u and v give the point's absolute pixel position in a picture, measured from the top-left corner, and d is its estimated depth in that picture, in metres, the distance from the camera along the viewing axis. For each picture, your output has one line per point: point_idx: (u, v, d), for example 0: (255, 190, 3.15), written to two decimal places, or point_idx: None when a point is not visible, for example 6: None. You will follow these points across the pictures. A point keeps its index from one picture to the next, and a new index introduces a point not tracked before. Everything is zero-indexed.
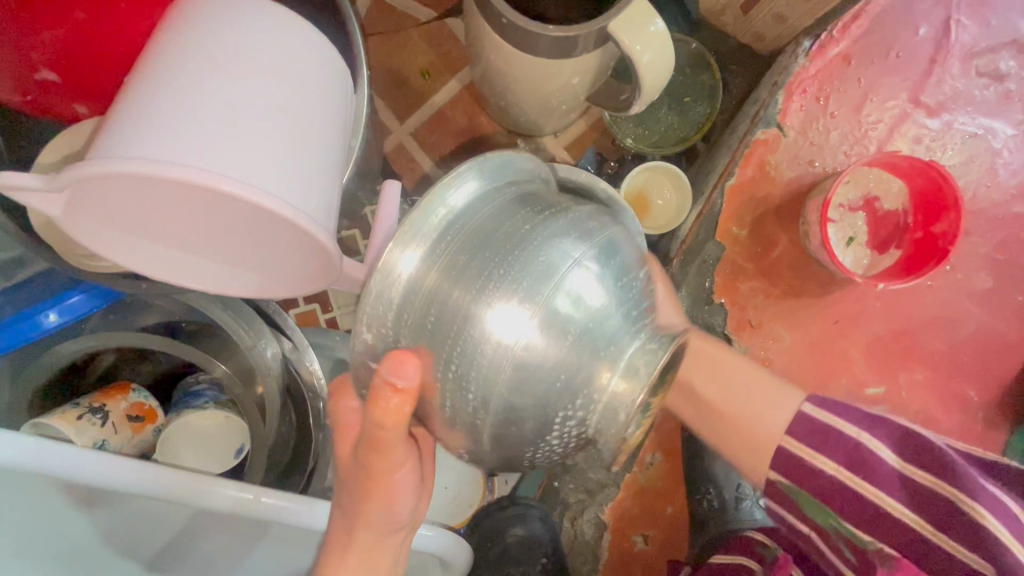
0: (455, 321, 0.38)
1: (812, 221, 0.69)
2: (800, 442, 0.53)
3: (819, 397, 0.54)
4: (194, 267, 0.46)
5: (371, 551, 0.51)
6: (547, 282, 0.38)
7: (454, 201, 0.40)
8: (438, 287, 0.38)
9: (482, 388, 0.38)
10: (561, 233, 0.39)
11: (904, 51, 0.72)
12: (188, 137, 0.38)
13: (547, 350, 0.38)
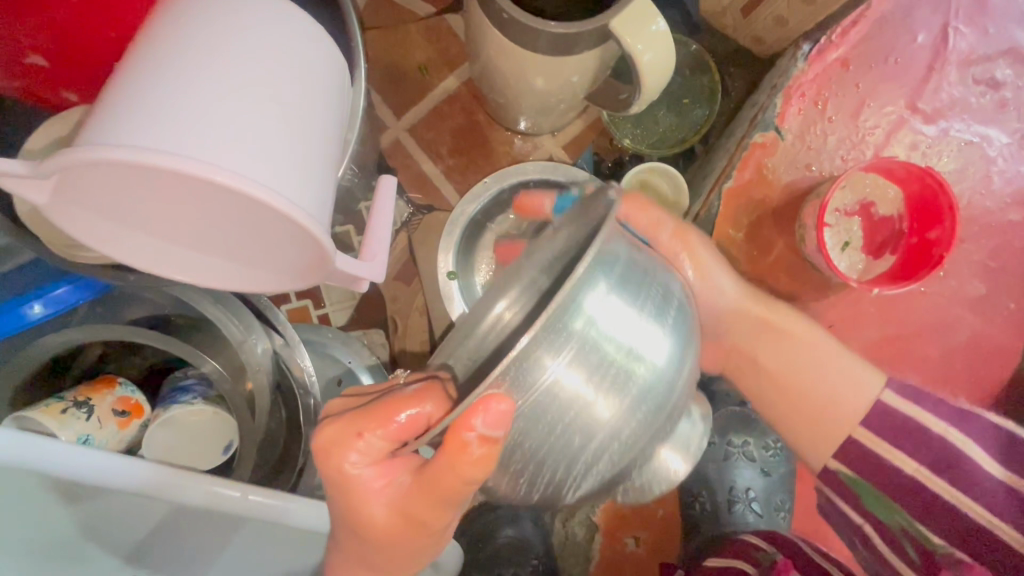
0: (560, 413, 0.41)
1: (808, 225, 0.69)
2: (877, 435, 0.55)
3: (899, 385, 0.56)
4: (183, 259, 0.45)
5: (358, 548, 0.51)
6: (634, 371, 0.43)
7: (587, 311, 0.40)
8: (565, 391, 0.41)
9: (578, 462, 0.43)
10: (658, 334, 0.44)
11: (902, 57, 0.72)
12: (180, 126, 0.37)
13: (623, 421, 0.43)
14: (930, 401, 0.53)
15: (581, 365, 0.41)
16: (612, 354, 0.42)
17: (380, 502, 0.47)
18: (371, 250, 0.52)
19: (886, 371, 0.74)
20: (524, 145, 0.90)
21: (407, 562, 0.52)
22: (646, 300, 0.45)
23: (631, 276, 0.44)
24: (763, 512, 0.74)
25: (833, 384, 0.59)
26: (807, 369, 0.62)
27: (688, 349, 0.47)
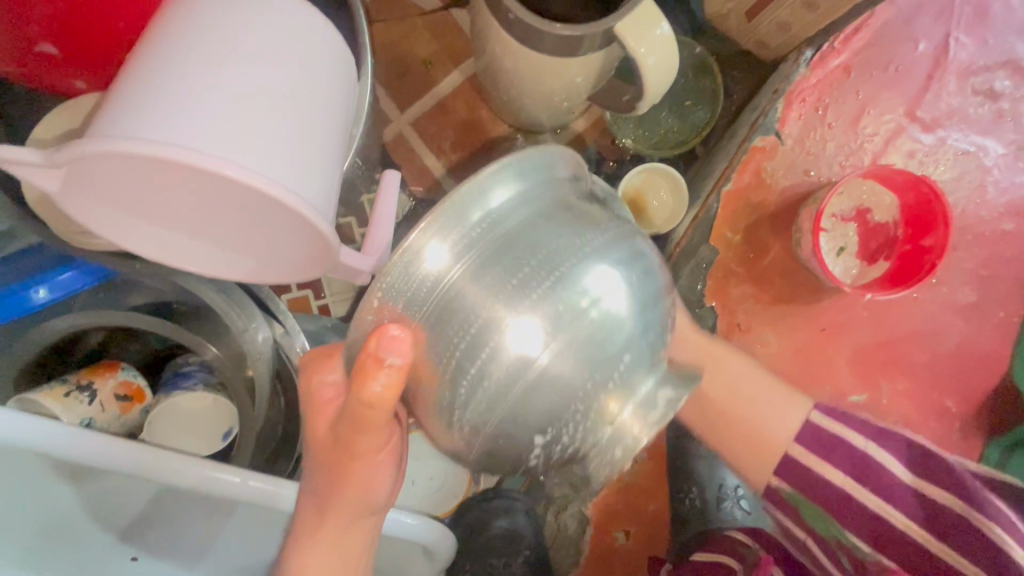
0: (462, 316, 0.40)
1: (805, 229, 0.71)
2: (809, 450, 0.58)
3: (827, 407, 0.59)
4: (191, 250, 0.46)
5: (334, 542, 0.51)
6: (563, 287, 0.40)
7: (491, 201, 0.40)
8: (460, 282, 0.40)
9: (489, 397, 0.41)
10: (587, 260, 0.41)
11: (903, 65, 0.73)
12: (192, 120, 0.38)
13: (554, 358, 0.40)
14: (847, 417, 0.58)
15: (498, 261, 0.40)
16: (523, 253, 0.40)
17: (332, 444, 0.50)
18: (375, 245, 0.53)
19: (875, 375, 0.76)
20: (525, 142, 0.91)
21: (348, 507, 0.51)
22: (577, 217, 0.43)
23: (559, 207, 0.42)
24: (749, 509, 0.79)
25: (769, 423, 0.60)
26: (743, 392, 0.61)
27: (641, 281, 0.44)
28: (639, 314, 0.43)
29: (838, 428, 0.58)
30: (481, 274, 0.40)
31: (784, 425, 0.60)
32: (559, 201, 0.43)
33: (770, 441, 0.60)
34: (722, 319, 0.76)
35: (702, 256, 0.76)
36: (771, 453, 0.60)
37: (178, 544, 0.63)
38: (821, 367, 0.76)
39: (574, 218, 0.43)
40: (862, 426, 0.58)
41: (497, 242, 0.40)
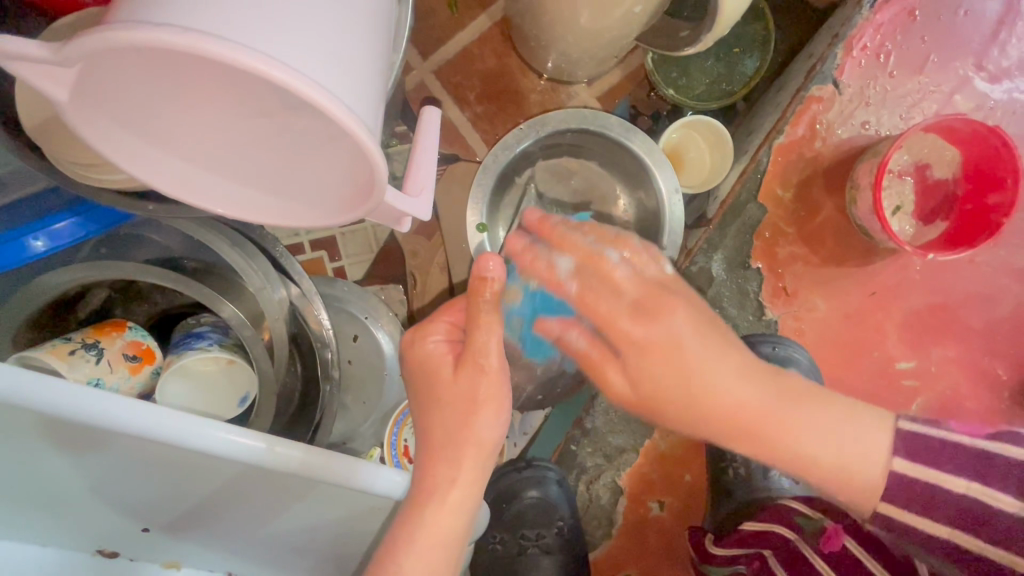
0: None
1: (862, 185, 0.66)
2: (916, 464, 0.43)
3: (906, 433, 0.45)
4: (218, 183, 0.41)
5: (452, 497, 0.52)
6: None
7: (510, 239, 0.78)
8: None
9: None
10: None
11: (971, 10, 0.68)
12: (226, 11, 0.32)
13: None
14: (930, 445, 0.44)
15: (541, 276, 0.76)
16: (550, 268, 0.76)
17: (449, 372, 0.53)
18: (417, 186, 0.48)
19: (925, 342, 0.73)
20: (556, 94, 0.85)
21: (472, 450, 0.53)
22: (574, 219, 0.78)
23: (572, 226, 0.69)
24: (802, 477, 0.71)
25: (820, 450, 0.44)
26: (816, 441, 0.44)
27: None
28: None
29: (926, 471, 0.43)
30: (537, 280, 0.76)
31: (832, 448, 0.44)
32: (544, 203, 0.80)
33: (805, 449, 0.44)
34: (767, 282, 0.73)
35: (748, 216, 0.72)
36: (840, 473, 0.44)
37: (207, 510, 0.59)
38: (869, 332, 0.73)
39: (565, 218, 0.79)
40: (958, 457, 0.43)
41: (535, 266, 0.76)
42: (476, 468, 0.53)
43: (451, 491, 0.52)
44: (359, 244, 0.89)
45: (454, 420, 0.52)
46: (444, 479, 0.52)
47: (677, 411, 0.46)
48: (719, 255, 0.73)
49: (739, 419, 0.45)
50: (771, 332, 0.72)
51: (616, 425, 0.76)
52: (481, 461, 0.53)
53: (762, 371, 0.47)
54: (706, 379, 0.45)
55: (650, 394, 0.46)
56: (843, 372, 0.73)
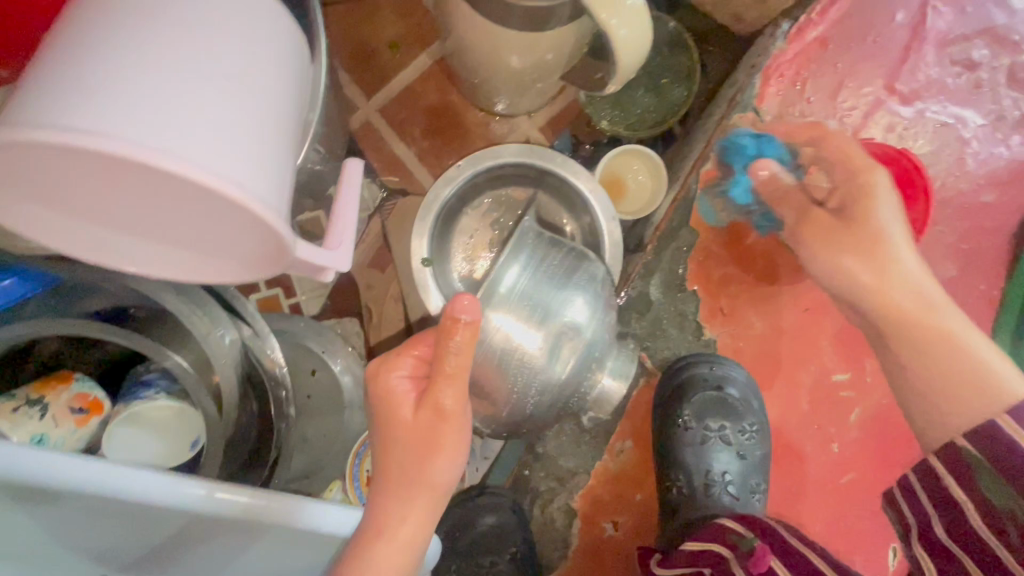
0: (511, 354, 0.58)
1: (785, 209, 0.69)
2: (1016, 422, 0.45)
3: None
4: (133, 250, 0.43)
5: (401, 540, 0.51)
6: (556, 317, 0.59)
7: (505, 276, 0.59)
8: (502, 342, 0.58)
9: (533, 388, 0.59)
10: (574, 292, 0.61)
11: (880, 36, 0.71)
12: (115, 103, 0.34)
13: (546, 368, 0.59)
14: None
15: (521, 315, 0.58)
16: (535, 299, 0.59)
17: (409, 411, 0.50)
18: (337, 238, 0.50)
19: (859, 354, 0.75)
20: (500, 126, 0.88)
21: (426, 491, 0.51)
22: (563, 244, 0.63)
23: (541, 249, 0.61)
24: (738, 495, 0.73)
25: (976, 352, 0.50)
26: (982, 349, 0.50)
27: (598, 301, 0.62)
28: (598, 318, 0.62)
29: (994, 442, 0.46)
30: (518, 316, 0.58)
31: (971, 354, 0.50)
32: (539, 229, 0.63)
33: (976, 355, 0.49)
34: (704, 303, 0.75)
35: (683, 240, 0.75)
36: (963, 387, 0.49)
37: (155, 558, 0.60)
38: (805, 346, 0.75)
39: (552, 243, 0.62)
40: None
41: (519, 299, 0.58)
42: (429, 508, 0.52)
43: (400, 528, 0.51)
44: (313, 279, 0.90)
45: (409, 462, 0.50)
46: (394, 517, 0.51)
47: (881, 317, 0.53)
48: (656, 277, 0.76)
49: (926, 325, 0.52)
50: (708, 351, 0.75)
51: (567, 448, 0.78)
52: (433, 504, 0.52)
53: (948, 304, 0.53)
54: (894, 283, 0.53)
55: (893, 317, 0.53)
56: (783, 387, 0.76)
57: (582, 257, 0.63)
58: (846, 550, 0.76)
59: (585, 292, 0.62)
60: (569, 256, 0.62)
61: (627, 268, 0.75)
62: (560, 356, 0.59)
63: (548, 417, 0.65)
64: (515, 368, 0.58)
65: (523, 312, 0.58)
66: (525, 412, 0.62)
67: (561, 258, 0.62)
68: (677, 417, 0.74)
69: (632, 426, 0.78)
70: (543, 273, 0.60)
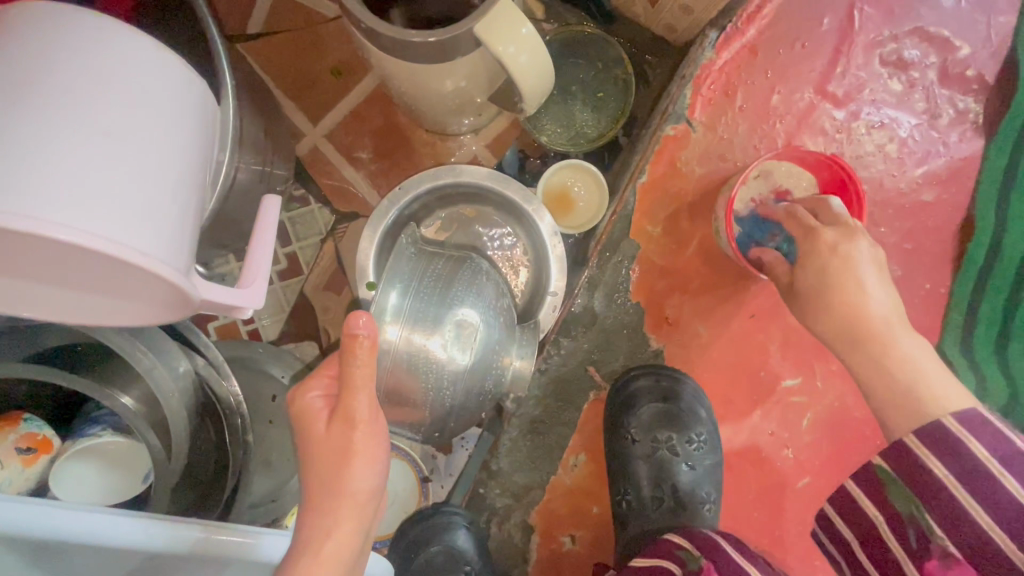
0: (418, 359, 0.59)
1: (720, 219, 0.69)
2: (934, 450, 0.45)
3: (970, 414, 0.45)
4: (43, 299, 0.45)
5: (325, 552, 0.52)
6: (451, 316, 0.60)
7: (389, 301, 0.58)
8: (407, 350, 0.58)
9: (447, 384, 0.61)
10: (463, 293, 0.62)
11: (809, 41, 0.71)
12: (1, 173, 0.36)
13: (460, 365, 0.61)
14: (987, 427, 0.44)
15: (417, 325, 0.58)
16: (430, 303, 0.60)
17: (323, 425, 0.54)
18: (250, 276, 0.50)
19: (807, 359, 0.75)
20: (446, 145, 0.89)
21: (348, 502, 0.53)
22: (443, 254, 0.65)
23: (423, 266, 0.62)
24: (685, 504, 0.74)
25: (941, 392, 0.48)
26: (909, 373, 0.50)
27: (485, 295, 0.65)
28: (490, 313, 0.64)
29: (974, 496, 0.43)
30: (415, 326, 0.58)
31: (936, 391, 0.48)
32: (419, 248, 0.64)
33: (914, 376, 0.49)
34: (648, 314, 0.75)
35: (624, 252, 0.75)
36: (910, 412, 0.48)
37: None
38: (753, 354, 0.75)
39: (434, 254, 0.64)
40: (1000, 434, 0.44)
41: (412, 312, 0.58)
42: (354, 520, 0.53)
43: (325, 543, 0.52)
44: (271, 305, 0.91)
45: (328, 476, 0.53)
46: (320, 530, 0.52)
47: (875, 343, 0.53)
48: (599, 291, 0.76)
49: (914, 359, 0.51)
50: (659, 362, 0.75)
51: (521, 464, 0.78)
52: (359, 517, 0.54)
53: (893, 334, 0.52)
54: (842, 313, 0.54)
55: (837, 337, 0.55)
56: (732, 394, 0.76)
57: (460, 258, 0.65)
58: (803, 554, 0.76)
59: (469, 288, 0.63)
60: (448, 262, 0.64)
61: (573, 282, 0.76)
62: (461, 347, 0.61)
63: (470, 407, 0.66)
64: (422, 370, 0.59)
65: (412, 314, 0.58)
66: (446, 408, 0.64)
67: (446, 265, 0.63)
68: (625, 429, 0.75)
69: (584, 441, 0.78)
70: (423, 275, 0.61)
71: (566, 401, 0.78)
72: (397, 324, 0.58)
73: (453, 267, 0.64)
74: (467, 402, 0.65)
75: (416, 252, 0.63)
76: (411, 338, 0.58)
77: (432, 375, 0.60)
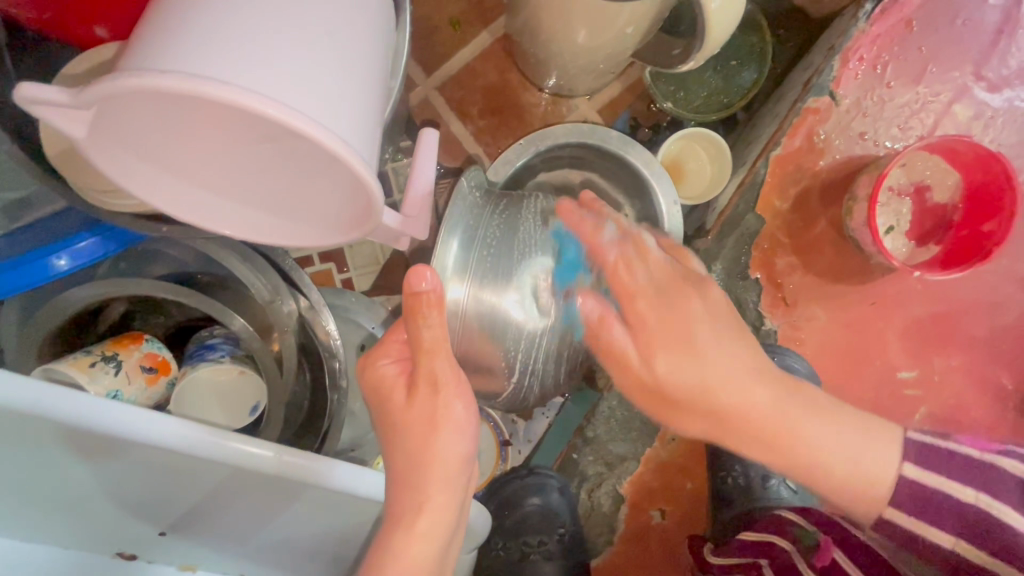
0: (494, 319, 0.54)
1: (860, 197, 0.66)
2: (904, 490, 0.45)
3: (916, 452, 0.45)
4: (222, 211, 0.43)
5: (416, 523, 0.47)
6: (529, 266, 0.55)
7: (451, 254, 0.52)
8: (477, 309, 0.54)
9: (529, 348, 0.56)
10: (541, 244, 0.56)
11: (970, 19, 0.68)
12: (221, 53, 0.34)
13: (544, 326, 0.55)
14: (945, 464, 0.44)
15: (488, 282, 0.54)
16: (502, 255, 0.54)
17: (404, 397, 0.49)
18: (415, 207, 0.51)
19: (928, 352, 0.72)
20: (557, 107, 0.87)
21: (438, 471, 0.48)
22: (516, 204, 0.57)
23: (489, 216, 0.55)
24: (797, 488, 0.76)
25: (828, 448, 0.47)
26: (851, 445, 0.47)
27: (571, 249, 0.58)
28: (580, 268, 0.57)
29: (937, 478, 0.44)
30: (482, 285, 0.54)
31: (835, 454, 0.47)
32: (484, 196, 0.57)
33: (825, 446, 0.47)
34: (767, 293, 0.73)
35: (747, 226, 0.73)
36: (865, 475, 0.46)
37: (229, 516, 0.61)
38: (871, 342, 0.73)
39: (497, 206, 0.57)
40: (954, 477, 0.43)
41: (480, 268, 0.53)
42: (449, 493, 0.48)
43: (419, 519, 0.47)
44: (366, 255, 0.91)
45: (414, 445, 0.48)
46: (413, 504, 0.47)
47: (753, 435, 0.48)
48: (717, 266, 0.73)
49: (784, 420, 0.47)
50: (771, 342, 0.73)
51: (617, 433, 0.76)
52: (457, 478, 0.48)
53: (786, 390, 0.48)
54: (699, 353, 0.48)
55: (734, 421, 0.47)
56: (848, 383, 0.73)
57: (519, 204, 0.58)
58: None
59: (541, 246, 0.55)
60: (518, 211, 0.57)
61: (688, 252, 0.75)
62: (539, 299, 0.55)
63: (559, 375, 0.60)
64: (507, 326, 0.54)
65: (480, 269, 0.53)
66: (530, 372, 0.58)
67: (516, 216, 0.56)
68: None
69: None
70: (489, 236, 0.54)
71: None
72: (469, 281, 0.53)
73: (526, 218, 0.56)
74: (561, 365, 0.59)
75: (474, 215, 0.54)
76: (485, 293, 0.53)
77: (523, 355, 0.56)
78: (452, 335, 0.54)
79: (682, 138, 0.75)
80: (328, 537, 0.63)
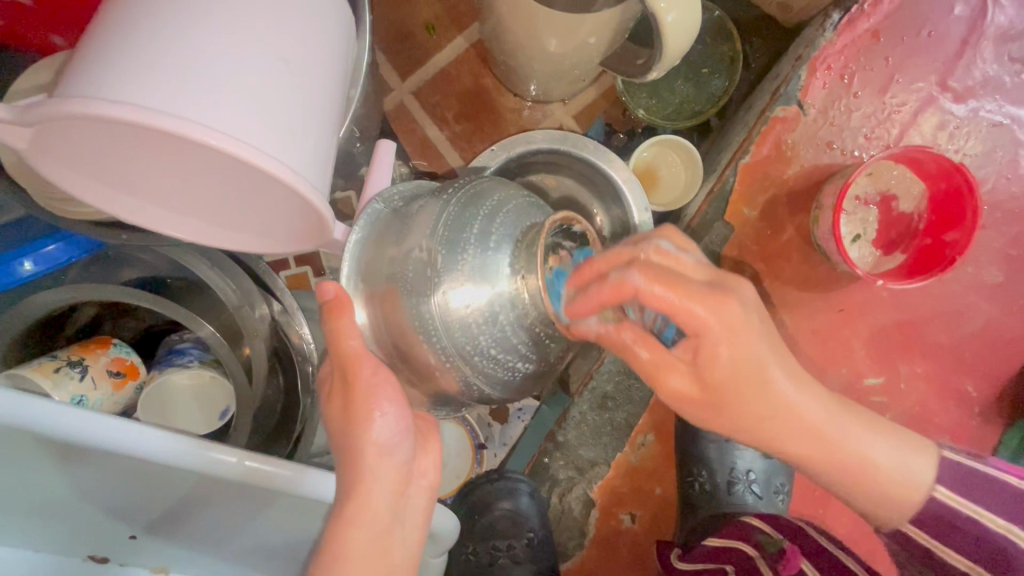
0: (413, 317, 0.49)
1: (826, 206, 0.67)
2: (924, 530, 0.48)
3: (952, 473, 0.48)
4: (176, 223, 0.44)
5: (347, 529, 0.43)
6: (430, 243, 0.49)
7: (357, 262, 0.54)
8: (392, 312, 0.51)
9: (452, 340, 0.48)
10: (440, 214, 0.50)
11: (936, 30, 0.68)
12: (166, 76, 0.35)
13: (461, 305, 0.47)
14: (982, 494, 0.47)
15: (394, 277, 0.51)
16: (402, 243, 0.51)
17: (335, 400, 0.47)
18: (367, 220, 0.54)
19: (894, 358, 0.73)
20: (532, 113, 0.87)
21: (369, 473, 0.45)
22: (427, 195, 0.55)
23: (395, 214, 0.55)
24: (762, 494, 0.78)
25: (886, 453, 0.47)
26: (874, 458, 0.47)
27: (476, 209, 0.49)
28: (487, 225, 0.48)
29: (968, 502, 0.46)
30: (386, 284, 0.51)
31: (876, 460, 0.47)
32: (401, 199, 0.57)
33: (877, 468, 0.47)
34: None
35: (716, 233, 0.73)
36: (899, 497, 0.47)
37: (195, 521, 0.61)
38: (839, 349, 0.73)
39: (409, 202, 0.56)
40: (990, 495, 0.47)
41: (385, 265, 0.52)
42: (382, 495, 0.45)
43: (349, 526, 0.43)
44: (342, 259, 0.91)
45: (346, 444, 0.46)
46: (347, 506, 0.44)
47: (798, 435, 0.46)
48: None
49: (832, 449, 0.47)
50: None
51: (588, 438, 0.77)
52: (391, 487, 0.45)
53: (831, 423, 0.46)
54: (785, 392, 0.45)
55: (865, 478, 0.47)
56: None
57: (430, 196, 0.54)
58: (869, 549, 0.76)
59: (429, 224, 0.50)
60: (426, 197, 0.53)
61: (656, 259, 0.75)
62: (446, 281, 0.47)
63: (517, 358, 0.49)
64: (413, 325, 0.49)
65: (387, 276, 0.52)
66: (480, 368, 0.49)
67: (422, 203, 0.53)
68: None
69: (656, 422, 0.78)
70: (386, 239, 0.53)
71: (641, 379, 0.77)
72: (371, 293, 0.53)
73: (430, 200, 0.52)
74: (512, 350, 0.48)
75: (380, 226, 0.54)
76: (388, 298, 0.51)
77: (454, 351, 0.48)
78: (392, 344, 0.52)
79: (654, 146, 0.75)
80: (297, 542, 0.63)
